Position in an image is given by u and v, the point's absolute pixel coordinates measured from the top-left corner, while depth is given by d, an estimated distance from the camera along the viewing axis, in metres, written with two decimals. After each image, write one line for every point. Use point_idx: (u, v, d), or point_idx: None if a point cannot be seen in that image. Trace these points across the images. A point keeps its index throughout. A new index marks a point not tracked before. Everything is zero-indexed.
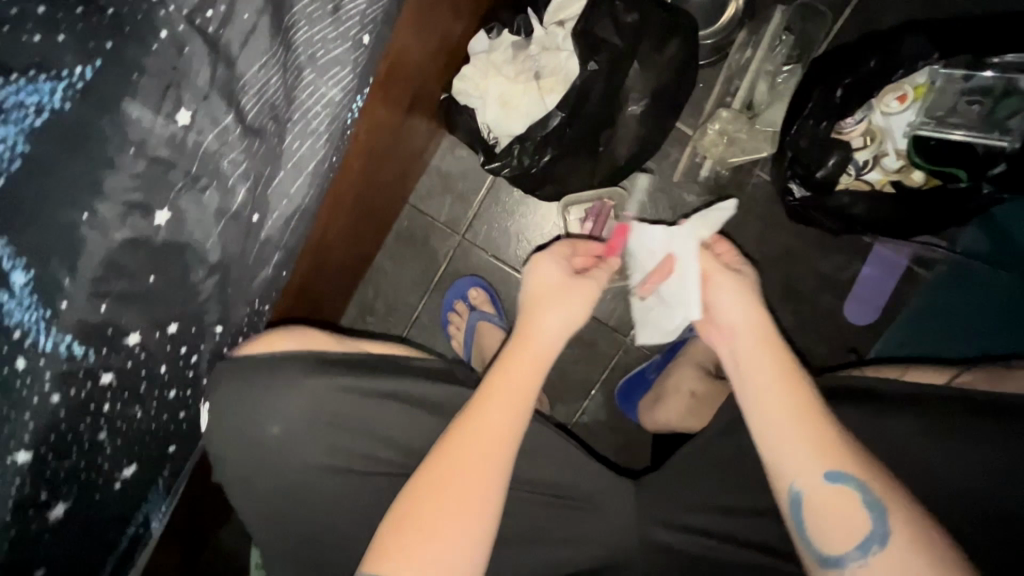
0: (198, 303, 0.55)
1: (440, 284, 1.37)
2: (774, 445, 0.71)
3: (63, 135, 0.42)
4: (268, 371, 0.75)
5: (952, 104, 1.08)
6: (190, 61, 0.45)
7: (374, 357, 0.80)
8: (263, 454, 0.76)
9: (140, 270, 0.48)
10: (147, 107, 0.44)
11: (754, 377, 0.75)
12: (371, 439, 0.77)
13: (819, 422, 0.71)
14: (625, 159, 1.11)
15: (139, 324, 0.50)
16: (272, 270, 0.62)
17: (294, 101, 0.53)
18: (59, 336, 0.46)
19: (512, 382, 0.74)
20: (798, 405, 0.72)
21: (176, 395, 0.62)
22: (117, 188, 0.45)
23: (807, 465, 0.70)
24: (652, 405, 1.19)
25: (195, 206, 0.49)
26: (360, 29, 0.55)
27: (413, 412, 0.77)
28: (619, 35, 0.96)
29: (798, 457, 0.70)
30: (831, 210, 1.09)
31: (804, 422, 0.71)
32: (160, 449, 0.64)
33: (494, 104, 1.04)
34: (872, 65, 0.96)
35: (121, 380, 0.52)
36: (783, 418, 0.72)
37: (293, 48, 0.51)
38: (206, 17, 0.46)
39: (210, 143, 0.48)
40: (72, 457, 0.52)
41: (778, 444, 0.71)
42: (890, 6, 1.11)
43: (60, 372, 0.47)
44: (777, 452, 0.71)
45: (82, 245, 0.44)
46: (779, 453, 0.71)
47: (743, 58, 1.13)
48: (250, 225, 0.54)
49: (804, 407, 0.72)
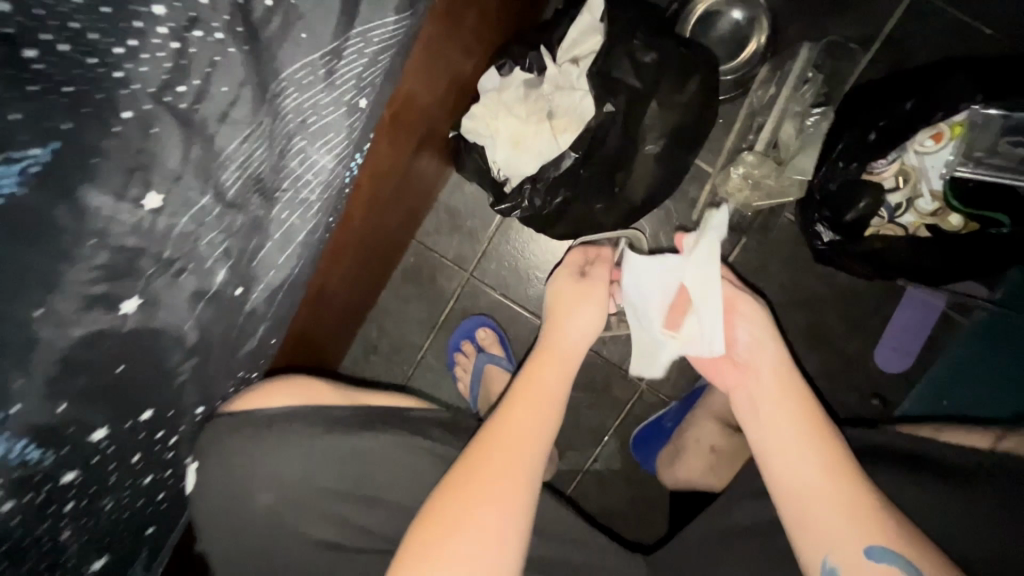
0: (174, 387, 0.49)
1: (447, 324, 1.32)
2: (798, 501, 0.62)
3: (9, 226, 0.35)
4: (264, 430, 0.66)
5: (992, 144, 0.99)
6: (159, 141, 0.38)
7: (381, 417, 0.70)
8: (245, 526, 0.66)
9: (107, 362, 0.42)
10: (106, 193, 0.37)
11: (768, 416, 0.69)
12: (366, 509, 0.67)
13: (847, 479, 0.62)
14: (641, 201, 1.03)
15: (105, 418, 0.45)
16: (257, 341, 0.55)
17: (283, 171, 0.46)
18: (10, 442, 0.39)
19: (521, 417, 0.68)
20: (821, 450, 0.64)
21: (153, 478, 0.56)
22: (74, 282, 0.38)
23: (838, 524, 0.60)
24: (670, 460, 1.12)
25: (171, 294, 0.43)
26: (356, 91, 0.45)
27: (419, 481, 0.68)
28: (635, 74, 0.91)
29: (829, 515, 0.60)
30: (862, 256, 1.00)
31: (831, 470, 0.63)
32: (136, 535, 0.58)
33: (506, 143, 0.98)
34: (908, 108, 0.90)
35: (85, 477, 0.47)
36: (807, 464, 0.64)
37: (279, 117, 0.43)
38: (178, 91, 0.38)
39: (184, 225, 0.41)
40: (32, 562, 0.47)
41: (800, 496, 0.62)
42: (920, 41, 1.04)
43: (11, 482, 0.41)
44: (800, 505, 0.62)
45: (36, 344, 0.38)
46: (807, 501, 0.62)
47: (766, 95, 1.07)
48: (232, 302, 0.48)
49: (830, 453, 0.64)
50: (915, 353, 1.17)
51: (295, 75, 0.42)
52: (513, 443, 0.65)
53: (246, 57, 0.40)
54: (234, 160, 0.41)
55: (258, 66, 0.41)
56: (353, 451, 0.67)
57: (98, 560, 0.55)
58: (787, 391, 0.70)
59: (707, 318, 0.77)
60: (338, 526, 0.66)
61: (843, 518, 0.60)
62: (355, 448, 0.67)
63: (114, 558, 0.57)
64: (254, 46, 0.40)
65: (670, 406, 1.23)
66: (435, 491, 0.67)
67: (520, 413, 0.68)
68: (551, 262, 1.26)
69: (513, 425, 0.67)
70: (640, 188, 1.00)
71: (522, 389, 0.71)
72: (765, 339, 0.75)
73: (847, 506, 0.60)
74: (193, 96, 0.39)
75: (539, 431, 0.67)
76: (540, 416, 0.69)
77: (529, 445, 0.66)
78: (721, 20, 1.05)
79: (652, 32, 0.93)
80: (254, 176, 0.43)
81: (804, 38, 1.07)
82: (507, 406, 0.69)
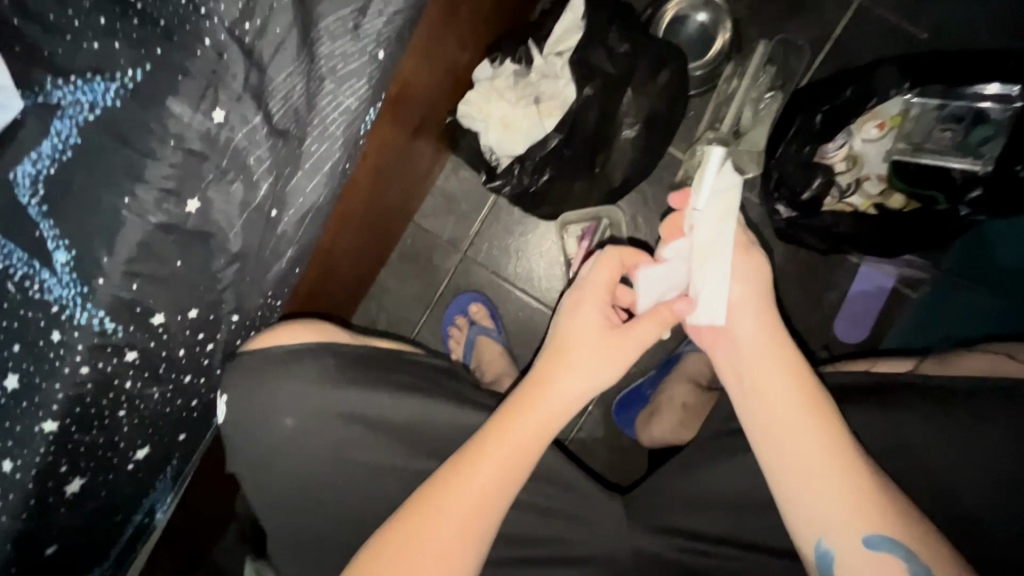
0: (217, 291, 0.58)
1: (441, 301, 1.30)
2: (795, 491, 0.60)
3: (113, 127, 0.49)
4: (287, 363, 0.72)
5: (927, 130, 1.02)
6: (228, 66, 0.50)
7: (389, 355, 0.77)
8: (276, 447, 0.73)
9: (169, 254, 0.53)
10: (187, 104, 0.49)
11: (773, 414, 0.63)
12: (371, 437, 0.73)
13: (851, 469, 0.59)
14: (620, 182, 1.12)
15: (164, 306, 0.55)
16: (285, 264, 0.63)
17: (314, 108, 0.56)
18: (93, 311, 0.51)
19: (519, 425, 0.66)
20: (822, 439, 0.61)
21: (191, 381, 0.64)
22: (155, 175, 0.50)
23: (836, 515, 0.58)
24: (645, 421, 1.17)
25: (222, 197, 0.53)
26: (376, 44, 0.56)
27: (426, 409, 0.73)
28: (610, 62, 1.00)
29: (825, 505, 0.59)
30: (817, 230, 1.05)
31: (834, 461, 0.59)
32: (173, 436, 0.66)
33: (497, 126, 1.06)
34: (848, 94, 0.98)
35: (142, 360, 0.56)
36: (809, 455, 0.60)
37: (315, 60, 0.54)
38: (244, 28, 0.50)
39: (239, 140, 0.52)
40: (93, 433, 0.57)
41: (798, 484, 0.60)
42: (870, 41, 1.13)
43: (91, 345, 0.52)
44: (798, 495, 0.60)
45: (121, 226, 0.50)
46: (807, 493, 0.60)
47: (730, 88, 1.14)
48: (269, 218, 0.57)
49: (830, 440, 0.60)
50: (870, 325, 1.15)
51: (330, 27, 0.53)
52: (505, 449, 0.65)
53: (295, 6, 0.51)
54: (279, 91, 0.52)
55: (304, 15, 0.51)
56: (363, 386, 0.73)
57: (141, 449, 0.63)
58: (792, 376, 0.65)
59: (710, 278, 0.68)
60: (346, 445, 0.73)
61: (845, 513, 0.58)
62: (365, 382, 0.73)
63: (155, 452, 0.65)
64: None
65: (649, 373, 1.23)
66: (440, 418, 0.73)
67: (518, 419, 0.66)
68: (541, 244, 1.26)
69: (509, 435, 0.66)
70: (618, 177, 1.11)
71: (523, 397, 0.68)
72: (759, 309, 0.67)
73: (845, 497, 0.58)
74: (255, 34, 0.50)
75: (535, 436, 0.66)
76: (544, 425, 0.67)
77: (524, 449, 0.66)
78: (689, 19, 1.13)
79: (626, 28, 1.01)
80: (294, 108, 0.54)
81: (763, 37, 1.14)
82: (504, 413, 0.67)
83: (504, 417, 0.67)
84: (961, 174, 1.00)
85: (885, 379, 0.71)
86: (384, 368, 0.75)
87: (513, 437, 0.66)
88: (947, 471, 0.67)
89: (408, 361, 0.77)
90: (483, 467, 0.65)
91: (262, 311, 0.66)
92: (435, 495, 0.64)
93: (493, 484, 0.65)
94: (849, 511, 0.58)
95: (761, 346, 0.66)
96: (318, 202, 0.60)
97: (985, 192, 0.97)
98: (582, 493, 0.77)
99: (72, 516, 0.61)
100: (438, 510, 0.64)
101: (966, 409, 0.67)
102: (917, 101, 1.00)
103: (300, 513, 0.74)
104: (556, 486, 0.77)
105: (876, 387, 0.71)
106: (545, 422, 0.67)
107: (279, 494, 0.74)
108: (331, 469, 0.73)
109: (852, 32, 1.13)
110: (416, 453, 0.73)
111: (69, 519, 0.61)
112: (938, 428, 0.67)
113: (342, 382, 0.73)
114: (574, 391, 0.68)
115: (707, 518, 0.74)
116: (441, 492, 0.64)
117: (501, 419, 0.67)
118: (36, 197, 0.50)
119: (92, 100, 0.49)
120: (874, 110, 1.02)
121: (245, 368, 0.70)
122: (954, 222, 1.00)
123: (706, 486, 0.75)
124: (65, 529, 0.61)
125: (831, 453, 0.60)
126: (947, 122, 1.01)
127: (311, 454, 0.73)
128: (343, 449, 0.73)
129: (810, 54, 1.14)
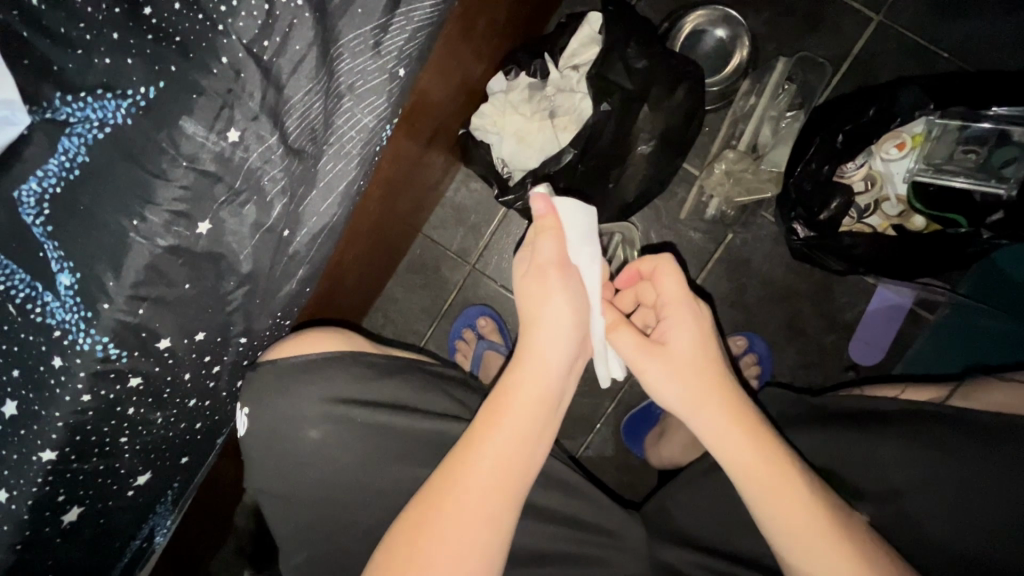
0: (225, 313, 0.56)
1: (449, 313, 1.26)
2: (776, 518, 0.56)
3: (122, 146, 0.47)
4: (312, 371, 0.67)
5: (949, 152, 0.98)
6: (245, 85, 0.48)
7: (410, 368, 0.72)
8: (291, 462, 0.68)
9: (178, 277, 0.51)
10: (200, 123, 0.47)
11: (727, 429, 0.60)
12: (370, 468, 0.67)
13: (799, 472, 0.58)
14: (634, 198, 1.08)
15: (170, 330, 0.53)
16: (296, 284, 0.60)
17: (331, 126, 0.53)
18: (97, 337, 0.49)
19: (511, 423, 0.58)
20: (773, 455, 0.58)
21: (196, 404, 0.62)
22: (165, 197, 0.48)
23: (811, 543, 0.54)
24: (655, 440, 1.10)
25: (234, 218, 0.51)
26: (396, 62, 0.53)
27: (453, 427, 0.68)
28: (628, 75, 0.97)
29: (796, 530, 0.55)
30: (836, 251, 0.99)
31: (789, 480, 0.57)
32: (175, 460, 0.64)
33: (511, 140, 1.02)
34: (871, 114, 0.95)
35: (146, 385, 0.55)
36: (768, 476, 0.57)
37: (334, 77, 0.51)
38: (263, 45, 0.47)
39: (253, 160, 0.50)
40: (92, 460, 0.55)
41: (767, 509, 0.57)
42: (891, 60, 1.10)
43: (93, 372, 0.50)
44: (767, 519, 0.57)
45: (129, 250, 0.48)
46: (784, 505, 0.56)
47: (747, 106, 1.11)
48: (282, 239, 0.55)
49: (774, 456, 0.58)
50: (887, 346, 1.11)
51: (350, 43, 0.51)
52: (499, 460, 0.57)
53: (316, 23, 0.48)
54: (297, 109, 0.50)
55: (324, 31, 0.49)
56: (386, 401, 0.69)
57: (142, 475, 0.61)
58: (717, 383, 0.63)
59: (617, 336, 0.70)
60: (350, 472, 0.67)
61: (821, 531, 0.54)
62: (391, 401, 0.69)
63: (156, 477, 0.63)
64: (323, 14, 0.49)
65: None
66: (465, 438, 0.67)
67: (511, 417, 0.58)
68: None
69: (505, 434, 0.57)
70: (634, 188, 1.06)
71: (507, 389, 0.60)
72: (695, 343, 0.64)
73: (810, 519, 0.55)
74: (273, 51, 0.48)
75: (535, 432, 0.59)
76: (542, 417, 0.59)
77: (525, 454, 0.58)
78: (708, 34, 1.10)
79: (644, 41, 0.98)
80: (310, 127, 0.52)
81: (781, 54, 1.12)
82: (496, 408, 0.59)
83: (491, 418, 0.58)
84: (982, 197, 0.96)
85: (908, 404, 0.67)
86: (411, 387, 0.70)
87: (504, 438, 0.57)
88: (973, 499, 0.62)
89: (434, 376, 0.72)
90: (478, 485, 0.56)
91: (271, 332, 0.63)
92: (420, 527, 0.55)
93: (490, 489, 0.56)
94: (823, 539, 0.54)
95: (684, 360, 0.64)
96: (332, 221, 0.58)
97: (1007, 216, 0.93)
98: (594, 516, 0.73)
99: (70, 545, 0.59)
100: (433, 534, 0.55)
101: (1003, 443, 0.62)
102: (939, 122, 0.97)
103: (295, 544, 0.69)
104: (568, 514, 0.72)
105: (898, 414, 0.67)
106: (544, 414, 0.60)
107: (282, 521, 0.69)
108: (338, 494, 0.67)
109: (872, 50, 1.11)
110: (421, 470, 0.67)
111: (66, 547, 0.59)
112: (967, 460, 0.62)
113: (367, 396, 0.69)
114: (553, 380, 0.60)
115: (730, 553, 0.69)
116: (434, 522, 0.55)
117: (486, 421, 0.58)
118: (41, 216, 0.48)
119: (102, 117, 0.46)
120: (896, 129, 0.99)
121: (275, 375, 0.65)
122: (974, 246, 0.94)
123: (732, 526, 0.69)
124: (61, 558, 0.60)
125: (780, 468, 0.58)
126: (970, 143, 0.97)
127: (328, 474, 0.68)
128: (352, 472, 0.67)
129: (830, 72, 1.12)
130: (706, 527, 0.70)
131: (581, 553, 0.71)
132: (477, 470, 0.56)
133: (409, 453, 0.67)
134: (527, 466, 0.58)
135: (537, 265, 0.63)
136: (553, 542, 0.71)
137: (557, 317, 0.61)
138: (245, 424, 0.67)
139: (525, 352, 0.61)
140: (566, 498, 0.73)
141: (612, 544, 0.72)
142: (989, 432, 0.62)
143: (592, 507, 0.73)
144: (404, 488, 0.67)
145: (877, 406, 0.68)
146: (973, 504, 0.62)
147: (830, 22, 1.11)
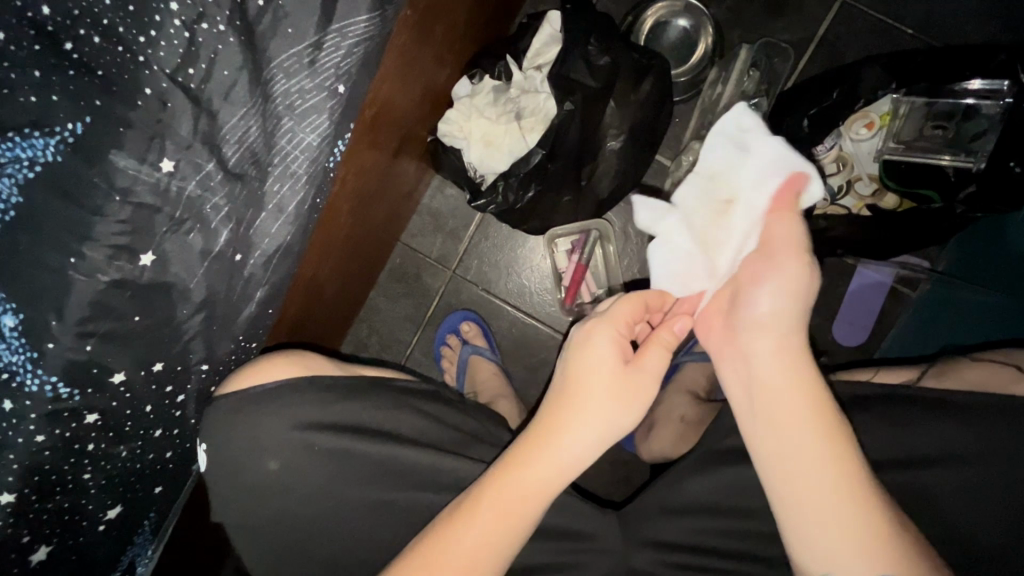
0: (181, 342, 0.56)
1: (432, 320, 1.25)
2: (784, 485, 0.56)
3: (54, 184, 0.46)
4: (270, 399, 0.66)
5: (917, 129, 0.93)
6: (173, 115, 0.48)
7: (376, 385, 0.70)
8: (261, 491, 0.68)
9: (126, 310, 0.51)
10: (131, 156, 0.47)
11: (775, 413, 0.57)
12: (345, 487, 0.67)
13: (837, 454, 0.54)
14: (608, 193, 1.07)
15: (125, 364, 0.53)
16: (255, 307, 0.59)
17: (274, 147, 0.53)
18: (46, 376, 0.50)
19: (536, 474, 0.59)
20: (833, 465, 0.54)
21: (163, 433, 0.62)
22: (104, 233, 0.48)
23: (835, 549, 0.53)
24: (643, 435, 1.08)
25: (179, 248, 0.52)
26: (335, 79, 0.52)
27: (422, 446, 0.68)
28: (590, 73, 0.95)
29: (819, 514, 0.54)
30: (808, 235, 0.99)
31: (847, 500, 0.53)
32: (147, 491, 0.64)
33: (478, 144, 1.00)
34: (835, 97, 0.92)
35: (105, 421, 0.55)
36: (815, 493, 0.54)
37: (270, 99, 0.51)
38: (188, 73, 0.48)
39: (192, 189, 0.50)
40: (56, 497, 0.56)
41: (796, 519, 0.55)
42: (855, 41, 1.10)
43: (45, 413, 0.51)
44: (789, 528, 0.56)
45: (71, 288, 0.48)
46: (795, 475, 0.55)
47: (715, 94, 1.09)
48: (233, 264, 0.55)
49: (821, 434, 0.55)
50: (870, 326, 1.08)
51: (283, 64, 0.50)
52: (518, 503, 0.58)
53: (243, 46, 0.48)
54: (233, 133, 0.50)
55: (253, 53, 0.49)
56: (354, 422, 0.68)
57: (113, 509, 0.61)
58: (794, 366, 0.57)
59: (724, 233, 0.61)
60: (324, 492, 0.67)
61: (827, 502, 0.53)
62: (357, 423, 0.68)
63: (129, 510, 0.63)
64: (249, 37, 0.48)
65: (646, 386, 1.13)
66: (436, 454, 0.67)
67: (537, 462, 0.59)
68: (531, 258, 1.21)
69: (524, 474, 0.59)
70: (606, 185, 1.05)
71: (530, 440, 0.60)
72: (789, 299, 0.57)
73: (858, 531, 0.52)
74: (200, 78, 0.48)
75: (555, 470, 0.59)
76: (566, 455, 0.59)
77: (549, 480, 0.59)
78: (670, 28, 1.10)
79: (605, 36, 0.96)
80: (250, 150, 0.52)
81: (745, 41, 1.11)
82: (530, 445, 0.60)
83: (516, 464, 0.59)
84: (954, 171, 0.90)
85: (886, 389, 0.66)
86: (375, 407, 0.69)
87: (534, 485, 0.59)
88: (944, 480, 0.62)
89: (402, 393, 0.71)
90: (494, 507, 0.58)
91: (236, 355, 0.63)
92: (453, 519, 0.59)
93: (524, 504, 0.58)
94: (827, 523, 0.53)
95: (787, 347, 0.58)
96: (286, 242, 0.57)
97: (980, 188, 0.87)
98: (576, 521, 0.72)
99: None
100: (461, 533, 0.58)
101: (972, 422, 0.62)
102: (904, 100, 0.93)
103: (275, 567, 0.69)
104: (549, 522, 0.72)
105: (874, 402, 0.66)
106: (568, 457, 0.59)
107: (260, 544, 0.69)
108: (312, 515, 0.67)
109: (837, 32, 1.10)
110: (394, 488, 0.67)
111: None
112: (927, 442, 0.64)
113: (333, 420, 0.68)
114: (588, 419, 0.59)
115: (713, 553, 0.68)
116: (438, 551, 0.57)
117: (523, 455, 0.60)
118: None
119: (31, 156, 0.46)
120: (862, 110, 0.95)
121: (231, 411, 0.65)
122: (949, 221, 0.91)
123: (711, 521, 0.69)
124: None
125: (839, 484, 0.53)
126: (937, 118, 0.91)
127: (299, 496, 0.67)
128: (325, 493, 0.67)
129: (796, 55, 1.11)
130: (688, 527, 0.70)
131: (562, 558, 0.71)
132: (489, 510, 0.58)
133: (381, 470, 0.67)
134: (535, 509, 0.59)
135: (585, 357, 0.61)
136: (535, 551, 0.71)
137: (611, 398, 0.59)
138: (208, 456, 0.67)
139: (566, 399, 0.60)
140: (547, 507, 0.72)
141: (595, 545, 0.72)
142: (949, 414, 0.63)
143: (571, 512, 0.72)
144: (379, 505, 0.67)
145: (860, 394, 0.67)
146: (941, 489, 0.62)
147: (794, 7, 1.11)
